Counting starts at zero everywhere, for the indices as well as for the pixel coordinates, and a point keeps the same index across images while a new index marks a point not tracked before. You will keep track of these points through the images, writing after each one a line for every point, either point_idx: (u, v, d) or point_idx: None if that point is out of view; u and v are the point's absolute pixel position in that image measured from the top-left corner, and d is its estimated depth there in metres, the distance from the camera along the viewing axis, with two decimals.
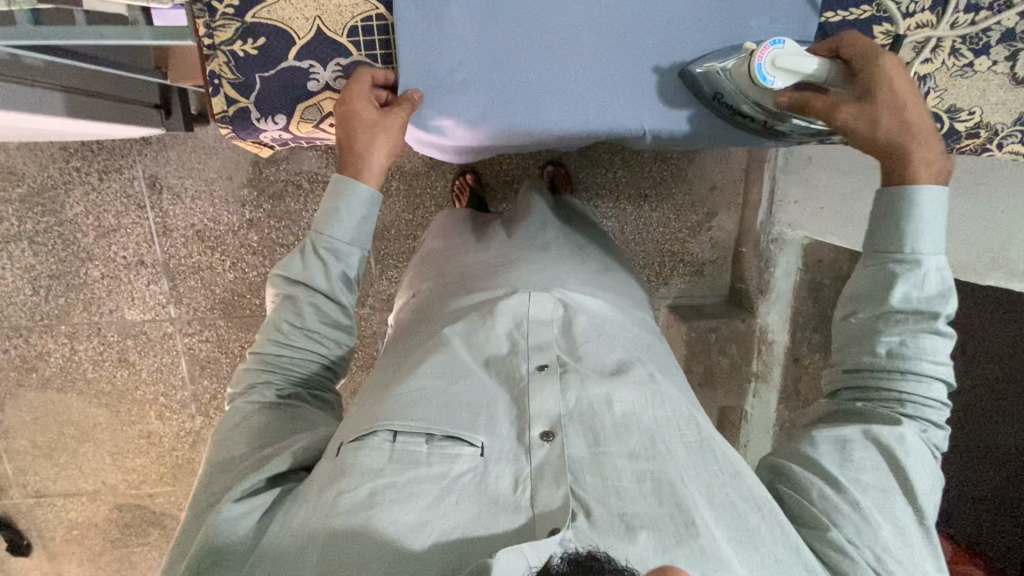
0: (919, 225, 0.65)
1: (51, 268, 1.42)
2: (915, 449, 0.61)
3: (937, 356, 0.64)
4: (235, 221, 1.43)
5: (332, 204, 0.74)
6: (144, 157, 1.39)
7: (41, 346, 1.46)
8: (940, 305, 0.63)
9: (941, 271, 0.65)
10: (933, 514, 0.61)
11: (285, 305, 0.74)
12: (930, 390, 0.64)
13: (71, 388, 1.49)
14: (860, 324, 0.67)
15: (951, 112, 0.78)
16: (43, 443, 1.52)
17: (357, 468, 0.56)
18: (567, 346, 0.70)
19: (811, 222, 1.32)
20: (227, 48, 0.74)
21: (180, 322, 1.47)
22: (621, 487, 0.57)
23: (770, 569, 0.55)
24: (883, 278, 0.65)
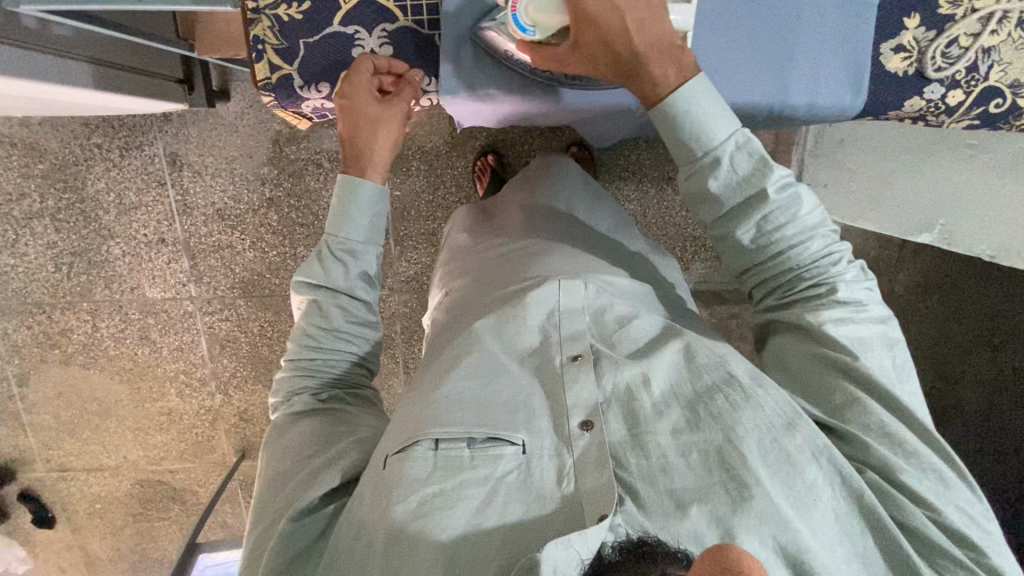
0: (702, 116, 0.61)
1: (73, 245, 1.42)
2: (842, 338, 0.61)
3: (797, 215, 0.62)
4: (255, 199, 1.42)
5: (342, 202, 0.71)
6: (165, 134, 1.38)
7: (64, 323, 1.47)
8: (763, 179, 0.61)
9: (745, 143, 0.61)
10: (897, 381, 0.61)
11: (310, 310, 0.73)
12: (811, 247, 0.63)
13: (94, 364, 1.50)
14: (717, 231, 0.65)
15: (1014, 87, 0.75)
16: (66, 418, 1.54)
17: (404, 479, 0.55)
18: (599, 334, 0.67)
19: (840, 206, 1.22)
20: (272, 12, 0.72)
21: (201, 301, 1.47)
22: (667, 463, 0.55)
23: (829, 526, 0.53)
24: (698, 188, 0.63)
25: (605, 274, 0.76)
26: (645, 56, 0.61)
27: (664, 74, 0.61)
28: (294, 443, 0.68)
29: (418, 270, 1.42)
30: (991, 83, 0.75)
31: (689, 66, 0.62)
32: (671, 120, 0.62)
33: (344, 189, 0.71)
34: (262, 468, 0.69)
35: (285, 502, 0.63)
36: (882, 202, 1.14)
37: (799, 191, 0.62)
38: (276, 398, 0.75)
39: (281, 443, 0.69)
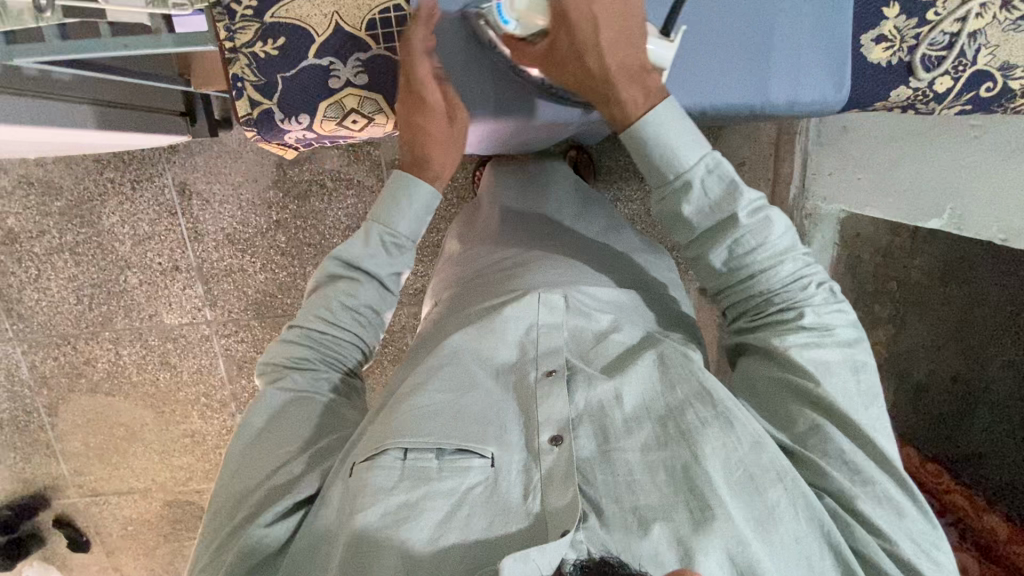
0: (676, 139, 0.65)
1: (92, 277, 1.47)
2: (807, 365, 0.61)
3: (767, 240, 0.64)
4: (263, 223, 1.46)
5: (396, 197, 0.75)
6: (173, 165, 1.42)
7: (88, 352, 1.52)
8: (732, 203, 0.64)
9: (715, 166, 0.65)
10: (864, 410, 0.61)
11: (339, 286, 0.75)
12: (780, 271, 0.65)
13: (118, 391, 1.55)
14: (691, 249, 0.69)
15: (1004, 69, 0.73)
16: (95, 444, 1.59)
17: (369, 488, 0.56)
18: (577, 350, 0.69)
19: (848, 194, 1.20)
20: (249, 51, 0.73)
21: (216, 325, 1.51)
22: (633, 480, 0.56)
23: (790, 548, 0.55)
24: (672, 211, 0.67)
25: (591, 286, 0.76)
26: (615, 77, 0.67)
27: (632, 96, 0.67)
28: (287, 431, 0.68)
29: (424, 282, 1.43)
30: (979, 67, 0.73)
31: (657, 91, 0.67)
32: (641, 138, 0.66)
33: (400, 186, 0.75)
34: (236, 449, 0.68)
35: (256, 507, 0.62)
36: (884, 189, 1.12)
37: (771, 218, 0.64)
38: (268, 366, 0.73)
39: (274, 424, 0.68)
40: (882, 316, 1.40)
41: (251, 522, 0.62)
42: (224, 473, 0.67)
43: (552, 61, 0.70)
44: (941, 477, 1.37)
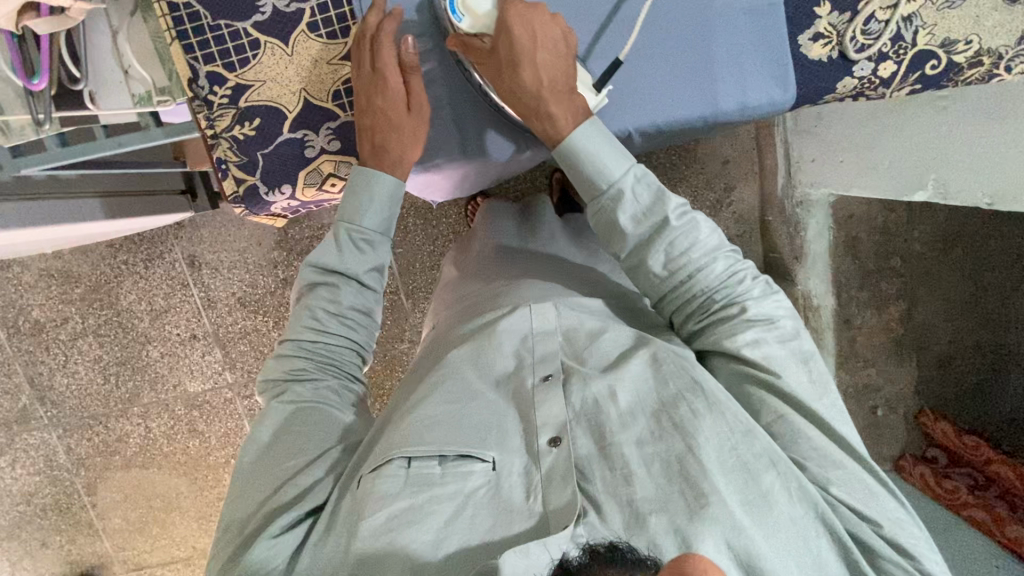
0: (601, 159, 0.73)
1: (116, 356, 1.53)
2: (752, 352, 0.68)
3: (698, 241, 0.72)
4: (271, 282, 1.51)
5: (357, 194, 0.78)
6: (181, 240, 1.48)
7: (119, 429, 1.57)
8: (663, 207, 0.72)
9: (642, 177, 0.74)
10: (814, 397, 0.67)
11: (320, 294, 0.79)
12: (716, 270, 0.72)
13: (152, 463, 1.59)
14: (630, 260, 0.75)
15: (946, 45, 0.76)
16: (134, 518, 1.63)
17: (376, 495, 0.62)
18: (571, 350, 0.74)
19: (834, 175, 1.21)
20: (228, 134, 0.76)
21: (238, 387, 1.56)
22: (630, 473, 0.61)
23: (787, 528, 0.60)
24: (610, 221, 0.75)
25: (577, 298, 0.81)
26: (543, 91, 0.72)
27: (561, 112, 0.73)
28: (297, 437, 0.72)
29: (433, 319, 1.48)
30: (920, 47, 0.76)
31: (582, 110, 0.74)
32: (577, 150, 0.74)
33: (361, 182, 0.77)
34: (247, 458, 0.72)
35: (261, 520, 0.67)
36: (866, 167, 1.13)
37: (699, 220, 0.72)
38: (268, 379, 0.78)
39: (281, 432, 0.73)
40: (890, 293, 1.35)
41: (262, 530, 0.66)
42: (236, 485, 0.72)
43: (494, 66, 0.72)
44: (981, 450, 1.29)
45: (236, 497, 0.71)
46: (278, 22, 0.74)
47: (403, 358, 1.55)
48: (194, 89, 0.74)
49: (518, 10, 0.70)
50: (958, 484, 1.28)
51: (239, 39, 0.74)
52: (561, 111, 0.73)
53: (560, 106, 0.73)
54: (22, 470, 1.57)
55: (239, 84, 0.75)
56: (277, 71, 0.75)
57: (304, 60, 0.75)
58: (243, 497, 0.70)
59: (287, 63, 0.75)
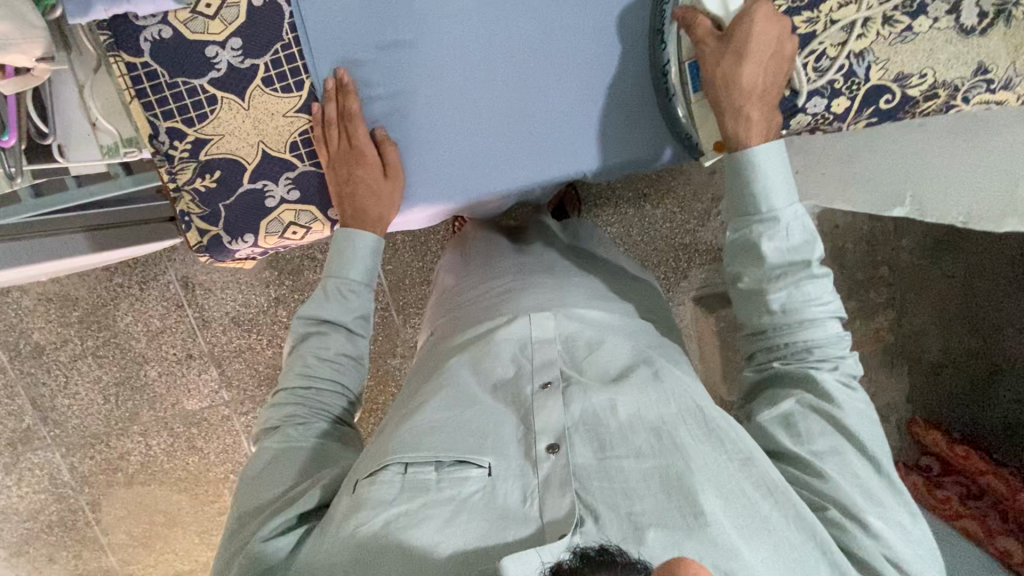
0: (767, 181, 0.74)
1: (115, 376, 1.56)
2: (838, 398, 0.71)
3: (824, 297, 0.75)
4: (264, 301, 1.53)
5: (343, 250, 0.82)
6: (174, 262, 1.51)
7: (121, 447, 1.60)
8: (812, 249, 0.74)
9: (801, 215, 0.75)
10: (874, 446, 0.70)
11: (311, 342, 0.82)
12: (830, 327, 0.75)
13: (153, 479, 1.63)
14: (750, 285, 0.76)
15: (900, 79, 0.75)
16: (139, 533, 1.66)
17: (372, 500, 0.63)
18: (570, 360, 0.77)
19: (818, 189, 1.19)
20: (191, 187, 0.81)
21: (235, 405, 1.58)
22: (629, 487, 0.62)
23: (785, 549, 0.62)
24: (752, 241, 0.75)
25: (575, 309, 0.85)
26: (750, 90, 0.74)
27: (752, 121, 0.75)
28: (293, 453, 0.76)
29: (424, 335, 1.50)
30: (874, 83, 0.76)
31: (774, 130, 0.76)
32: (749, 162, 0.74)
33: (342, 242, 0.81)
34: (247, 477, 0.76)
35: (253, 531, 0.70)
36: (849, 182, 1.11)
37: (832, 278, 0.75)
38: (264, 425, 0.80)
39: (276, 460, 0.76)
40: (879, 302, 1.37)
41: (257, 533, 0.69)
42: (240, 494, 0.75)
43: (726, 52, 0.74)
44: (972, 459, 1.27)
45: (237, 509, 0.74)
46: (234, 77, 0.78)
47: (395, 373, 1.57)
48: (155, 144, 0.79)
49: (768, 7, 0.73)
50: (948, 493, 1.29)
51: (197, 95, 0.78)
52: (758, 121, 0.75)
53: (758, 115, 0.75)
54: (29, 488, 1.61)
55: (198, 138, 0.80)
56: (234, 125, 0.80)
57: (259, 113, 0.80)
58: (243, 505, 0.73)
59: (244, 116, 0.80)
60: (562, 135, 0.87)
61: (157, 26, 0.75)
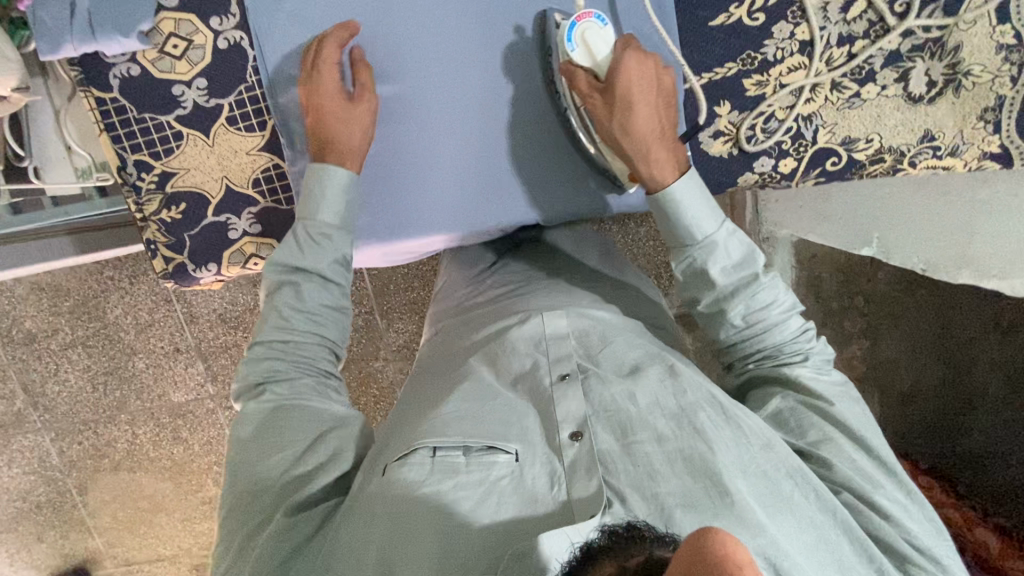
0: (692, 212, 0.78)
1: (104, 366, 1.60)
2: (824, 391, 0.74)
3: (784, 301, 0.78)
4: (251, 300, 1.56)
5: (314, 194, 0.81)
6: None
7: (108, 434, 1.65)
8: (754, 261, 0.77)
9: (734, 231, 0.78)
10: (871, 435, 0.72)
11: (284, 293, 0.81)
12: (792, 327, 0.78)
13: (139, 467, 1.67)
14: (710, 307, 0.80)
15: (846, 143, 0.88)
16: (123, 517, 1.71)
17: (404, 480, 0.66)
18: (586, 354, 0.79)
19: (796, 221, 1.23)
20: (157, 218, 0.89)
21: (220, 399, 1.62)
22: (654, 469, 0.64)
23: (807, 529, 0.64)
24: (699, 271, 0.79)
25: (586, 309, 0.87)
26: (646, 136, 0.77)
27: (663, 161, 0.78)
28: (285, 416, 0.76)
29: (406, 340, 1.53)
30: (821, 145, 0.88)
31: (682, 161, 0.80)
32: (670, 202, 0.78)
33: (314, 180, 0.81)
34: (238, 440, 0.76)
35: (263, 515, 0.72)
36: (823, 218, 1.15)
37: (780, 278, 0.78)
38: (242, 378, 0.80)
39: (264, 433, 0.75)
40: (854, 331, 1.38)
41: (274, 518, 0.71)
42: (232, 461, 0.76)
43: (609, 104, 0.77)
44: (933, 491, 1.34)
45: (240, 489, 0.74)
46: (199, 115, 0.86)
47: (377, 375, 1.60)
48: (124, 176, 0.87)
49: (635, 55, 0.77)
50: None
51: (164, 131, 0.86)
52: (665, 162, 0.78)
53: (665, 155, 0.78)
54: (18, 470, 1.66)
55: (164, 172, 0.87)
56: (200, 161, 0.87)
57: (223, 151, 0.87)
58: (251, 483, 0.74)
59: (208, 152, 0.87)
60: (562, 155, 0.90)
61: (127, 65, 0.83)
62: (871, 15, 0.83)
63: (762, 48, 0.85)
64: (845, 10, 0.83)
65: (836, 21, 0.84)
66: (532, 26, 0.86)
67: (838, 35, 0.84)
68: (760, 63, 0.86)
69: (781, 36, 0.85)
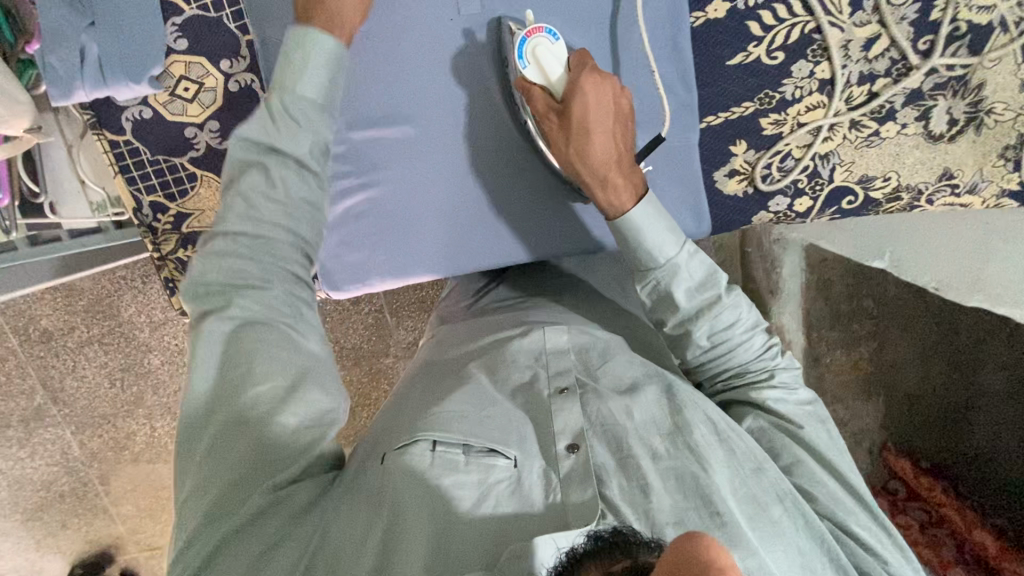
0: (649, 236, 0.77)
1: (120, 363, 1.63)
2: (791, 414, 0.76)
3: (752, 320, 0.79)
4: None
5: (295, 58, 0.72)
6: None
7: (127, 427, 1.69)
8: (716, 281, 0.78)
9: (695, 252, 0.78)
10: (840, 459, 0.74)
11: (252, 178, 0.69)
12: (756, 346, 0.79)
13: (158, 458, 1.73)
14: (676, 329, 0.80)
15: (864, 182, 0.94)
16: (145, 505, 1.78)
17: (405, 470, 0.66)
18: (585, 369, 0.80)
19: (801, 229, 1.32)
20: (174, 256, 0.95)
21: None
22: (647, 484, 0.66)
23: (792, 553, 0.65)
24: (664, 294, 0.78)
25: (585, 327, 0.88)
26: (602, 159, 0.76)
27: (618, 185, 0.77)
28: (261, 339, 0.66)
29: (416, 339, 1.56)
30: (837, 183, 0.94)
31: (639, 185, 0.78)
32: (630, 228, 0.77)
33: (298, 39, 0.71)
34: (207, 368, 0.65)
35: (246, 469, 0.64)
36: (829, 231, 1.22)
37: (742, 295, 0.78)
38: (203, 285, 0.67)
39: (243, 366, 0.65)
40: (860, 332, 1.41)
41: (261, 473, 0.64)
42: (198, 398, 0.65)
43: (564, 125, 0.76)
44: (935, 489, 1.35)
45: (214, 436, 0.64)
46: (210, 156, 0.90)
47: (388, 373, 1.63)
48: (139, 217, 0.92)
49: (591, 76, 0.75)
50: (911, 519, 1.35)
51: (177, 173, 0.90)
52: (621, 187, 0.77)
53: (621, 180, 0.76)
54: (40, 462, 1.71)
55: (180, 213, 0.92)
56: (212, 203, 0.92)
57: None
58: (226, 429, 0.64)
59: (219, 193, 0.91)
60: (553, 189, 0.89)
61: (138, 107, 0.87)
62: (893, 54, 0.87)
63: (781, 86, 0.89)
64: (866, 48, 0.87)
65: (856, 59, 0.87)
66: (485, 32, 0.84)
67: (858, 74, 0.88)
68: (778, 102, 0.90)
69: (800, 75, 0.88)
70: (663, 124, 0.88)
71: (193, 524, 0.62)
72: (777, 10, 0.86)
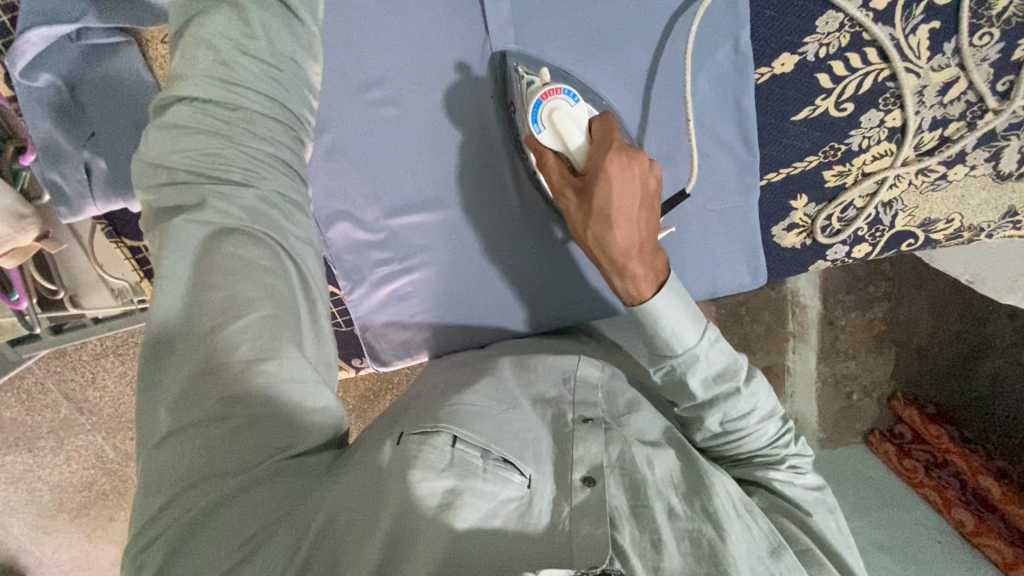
0: (673, 326, 0.70)
1: None
2: (799, 500, 0.76)
3: (769, 410, 0.76)
4: None
5: None
6: None
7: None
8: (734, 372, 0.74)
9: (715, 341, 0.73)
10: (847, 552, 0.74)
11: (218, 27, 0.58)
12: (769, 434, 0.77)
13: None
14: (687, 411, 0.76)
15: (926, 225, 0.92)
16: None
17: (420, 462, 0.60)
18: (611, 413, 0.79)
19: None
20: None
21: None
22: (660, 539, 0.63)
23: None
24: (679, 381, 0.73)
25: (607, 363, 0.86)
26: (622, 251, 0.68)
27: (638, 277, 0.69)
28: (244, 250, 0.56)
29: None
30: (899, 228, 0.92)
31: (661, 272, 0.71)
32: (649, 318, 0.70)
33: None
34: (175, 297, 0.55)
35: (236, 420, 0.53)
36: None
37: (765, 381, 0.76)
38: (165, 168, 0.57)
39: (222, 296, 0.55)
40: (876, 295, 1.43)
41: (254, 411, 0.54)
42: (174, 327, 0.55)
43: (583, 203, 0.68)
44: (942, 439, 1.39)
45: (188, 386, 0.53)
46: None
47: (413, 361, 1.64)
48: None
49: (618, 156, 0.67)
50: (916, 462, 1.39)
51: None
52: (642, 277, 0.69)
53: (644, 271, 0.69)
54: (78, 466, 1.75)
55: None
56: None
57: None
58: (205, 376, 0.53)
59: None
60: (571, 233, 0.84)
61: None
62: (969, 96, 0.82)
63: (847, 139, 0.84)
64: (942, 93, 0.82)
65: (930, 105, 0.82)
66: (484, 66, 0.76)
67: (931, 119, 0.83)
68: (842, 154, 0.85)
69: (868, 125, 0.84)
70: (703, 157, 0.83)
71: (171, 478, 0.51)
72: (849, 59, 0.80)
